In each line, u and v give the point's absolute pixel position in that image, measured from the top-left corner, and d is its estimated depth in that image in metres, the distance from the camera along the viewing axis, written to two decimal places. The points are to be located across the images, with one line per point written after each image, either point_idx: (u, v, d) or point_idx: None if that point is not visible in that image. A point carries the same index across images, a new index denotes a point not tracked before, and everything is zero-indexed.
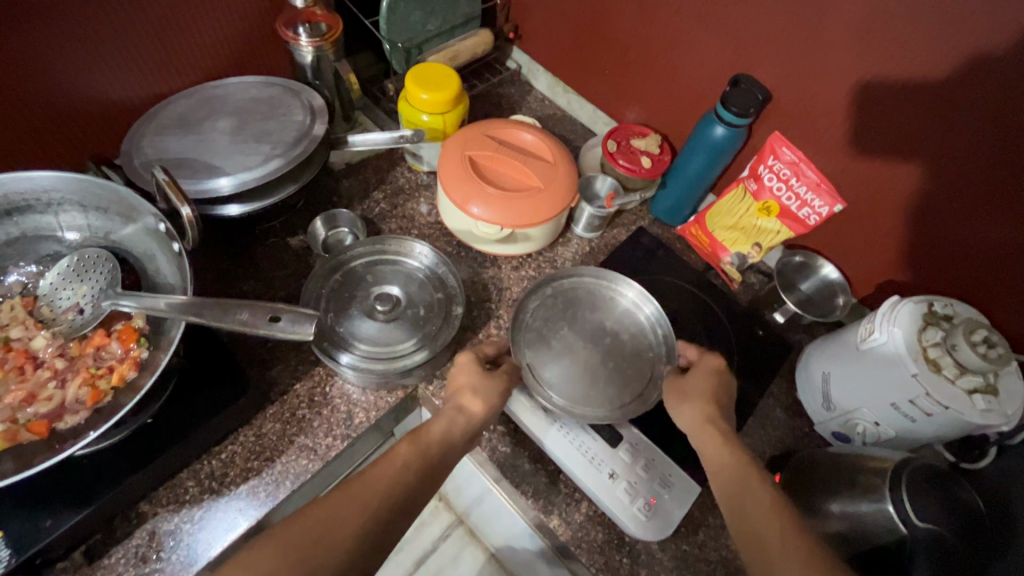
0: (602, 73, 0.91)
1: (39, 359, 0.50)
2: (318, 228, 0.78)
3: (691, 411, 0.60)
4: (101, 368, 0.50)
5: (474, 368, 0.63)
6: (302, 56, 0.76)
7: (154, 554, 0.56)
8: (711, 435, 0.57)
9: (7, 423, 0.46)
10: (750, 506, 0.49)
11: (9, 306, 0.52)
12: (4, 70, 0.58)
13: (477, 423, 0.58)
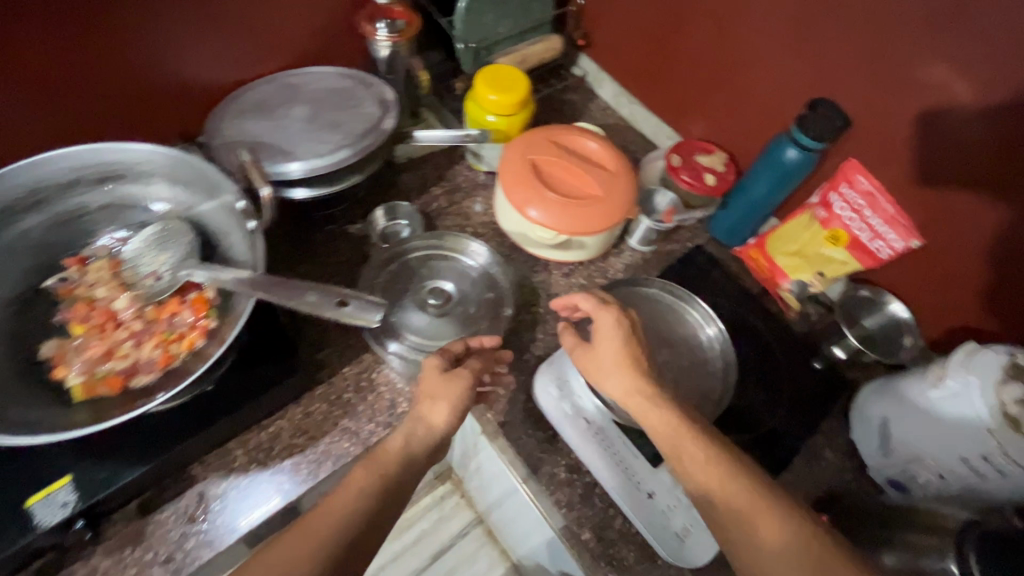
0: (671, 86, 0.90)
1: (120, 319, 0.53)
2: (378, 217, 0.79)
3: (624, 391, 0.56)
4: (173, 333, 0.53)
5: (435, 375, 0.56)
6: (379, 50, 0.78)
7: (200, 516, 0.58)
8: (663, 422, 0.53)
9: (86, 375, 0.50)
10: (728, 513, 0.47)
11: (98, 267, 0.55)
12: (111, 47, 0.62)
13: (438, 436, 0.53)
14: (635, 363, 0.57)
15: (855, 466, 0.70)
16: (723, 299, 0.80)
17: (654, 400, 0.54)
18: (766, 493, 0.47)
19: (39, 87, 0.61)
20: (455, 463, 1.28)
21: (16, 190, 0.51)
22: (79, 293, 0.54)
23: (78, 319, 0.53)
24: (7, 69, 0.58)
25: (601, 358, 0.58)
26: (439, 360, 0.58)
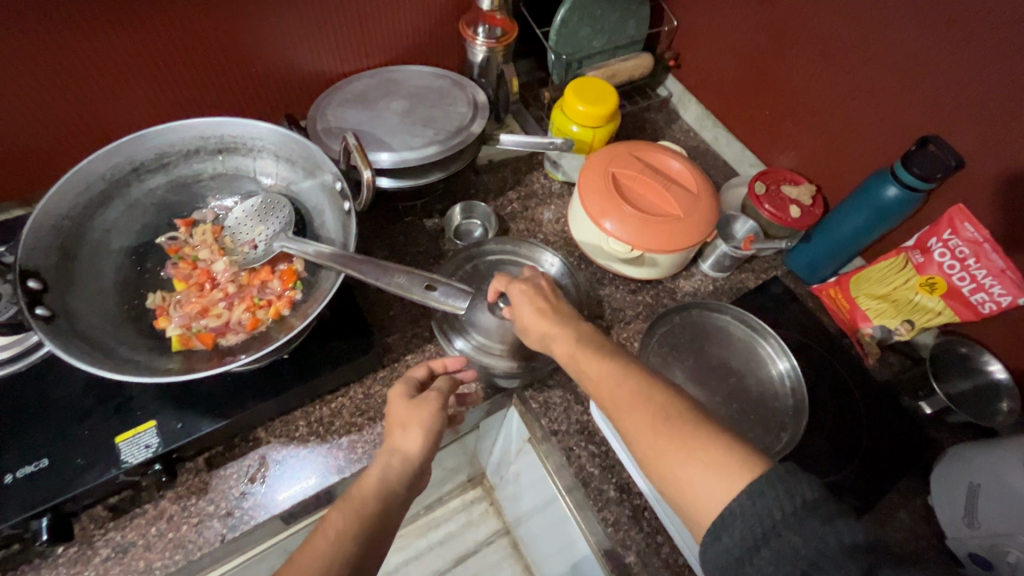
0: (761, 113, 0.88)
1: (217, 281, 0.57)
2: (454, 215, 0.81)
3: (538, 326, 0.55)
4: (262, 300, 0.56)
5: (401, 404, 0.54)
6: (475, 54, 0.80)
7: (261, 478, 0.60)
8: (575, 350, 0.52)
9: (183, 328, 0.53)
10: (631, 426, 0.45)
11: (202, 231, 0.59)
12: (238, 30, 0.67)
13: (416, 462, 0.50)
14: (545, 299, 0.57)
15: (932, 534, 0.64)
16: (797, 335, 0.76)
17: (567, 332, 0.54)
18: (662, 399, 0.45)
19: (174, 62, 0.67)
20: (490, 469, 1.29)
21: (146, 152, 0.56)
22: (184, 252, 0.58)
23: (180, 277, 0.57)
24: (151, 45, 0.64)
25: (519, 314, 0.56)
26: (405, 387, 0.56)
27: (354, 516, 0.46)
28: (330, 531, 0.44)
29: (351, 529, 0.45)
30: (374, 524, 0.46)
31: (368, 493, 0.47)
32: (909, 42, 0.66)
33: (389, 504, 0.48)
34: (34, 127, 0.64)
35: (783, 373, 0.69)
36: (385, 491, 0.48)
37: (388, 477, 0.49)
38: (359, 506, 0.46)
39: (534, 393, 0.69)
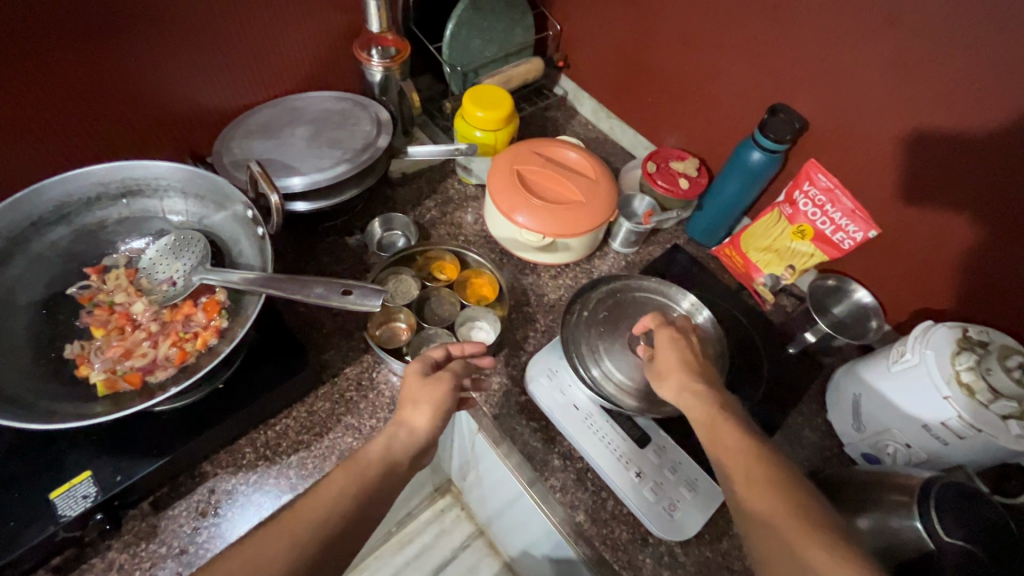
0: (644, 100, 0.97)
1: (137, 322, 0.58)
2: (375, 228, 0.85)
3: (686, 392, 0.57)
4: (188, 333, 0.57)
5: (417, 380, 0.57)
6: (372, 74, 0.84)
7: (212, 510, 0.61)
8: (711, 418, 0.53)
9: (107, 372, 0.53)
10: (756, 501, 0.46)
11: (116, 276, 0.59)
12: (124, 76, 0.68)
13: (424, 437, 0.54)
14: (678, 364, 0.60)
15: (833, 445, 0.74)
16: (703, 293, 0.85)
17: (712, 405, 0.55)
18: (795, 487, 0.46)
19: (62, 116, 0.66)
20: (455, 475, 1.31)
21: (44, 205, 0.56)
22: (99, 299, 0.58)
23: (96, 322, 0.57)
24: (38, 101, 0.63)
25: (659, 359, 0.61)
26: (421, 365, 0.59)
27: (356, 478, 0.49)
28: (331, 488, 0.47)
29: (349, 493, 0.47)
30: (375, 489, 0.49)
31: (370, 464, 0.50)
32: (749, 27, 0.76)
33: (393, 472, 0.51)
34: None
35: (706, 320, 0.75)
36: (389, 458, 0.51)
37: (391, 449, 0.52)
38: (358, 474, 0.49)
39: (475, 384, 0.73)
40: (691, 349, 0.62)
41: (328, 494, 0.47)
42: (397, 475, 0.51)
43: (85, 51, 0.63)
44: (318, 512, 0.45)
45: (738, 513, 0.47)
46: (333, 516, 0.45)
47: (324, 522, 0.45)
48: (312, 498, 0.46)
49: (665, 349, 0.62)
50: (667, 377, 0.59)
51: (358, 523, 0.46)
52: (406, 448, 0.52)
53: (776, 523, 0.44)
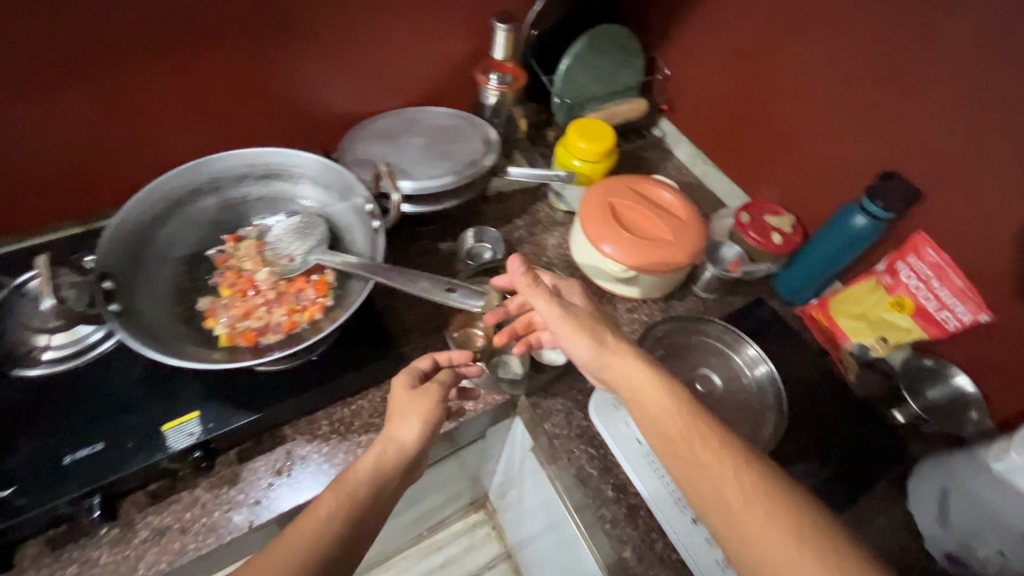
0: (745, 152, 0.97)
1: (258, 288, 0.64)
2: (467, 238, 0.89)
3: (638, 379, 0.55)
4: (298, 304, 0.63)
5: (404, 394, 0.60)
6: (488, 97, 0.90)
7: (286, 470, 0.66)
8: (674, 412, 0.52)
9: (228, 327, 0.61)
10: (748, 516, 0.45)
11: (248, 245, 0.67)
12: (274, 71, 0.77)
13: (411, 451, 0.56)
14: (615, 342, 0.58)
15: (911, 536, 0.69)
16: (783, 351, 0.82)
17: (666, 394, 0.53)
18: (782, 488, 0.47)
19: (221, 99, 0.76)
20: (492, 492, 1.34)
21: (203, 177, 0.65)
22: (231, 263, 0.66)
23: (224, 283, 0.64)
24: (205, 85, 0.74)
25: (587, 334, 0.59)
26: (407, 377, 0.62)
27: (346, 499, 0.50)
28: (321, 510, 0.49)
29: (339, 513, 0.49)
30: (363, 508, 0.50)
31: (362, 480, 0.52)
32: (869, 90, 0.76)
33: (383, 490, 0.53)
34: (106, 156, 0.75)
35: (763, 376, 0.73)
36: (381, 473, 0.54)
37: (382, 464, 0.54)
38: (349, 492, 0.51)
39: (538, 402, 0.75)
40: (609, 320, 0.61)
41: (316, 521, 0.48)
42: (389, 489, 0.54)
43: (254, 47, 0.74)
44: (307, 529, 0.47)
45: (725, 527, 0.47)
46: (326, 538, 0.47)
47: (313, 543, 0.46)
48: (303, 521, 0.48)
49: (596, 322, 0.60)
50: (613, 361, 0.57)
51: (349, 543, 0.48)
52: (395, 463, 0.55)
53: (747, 511, 0.46)
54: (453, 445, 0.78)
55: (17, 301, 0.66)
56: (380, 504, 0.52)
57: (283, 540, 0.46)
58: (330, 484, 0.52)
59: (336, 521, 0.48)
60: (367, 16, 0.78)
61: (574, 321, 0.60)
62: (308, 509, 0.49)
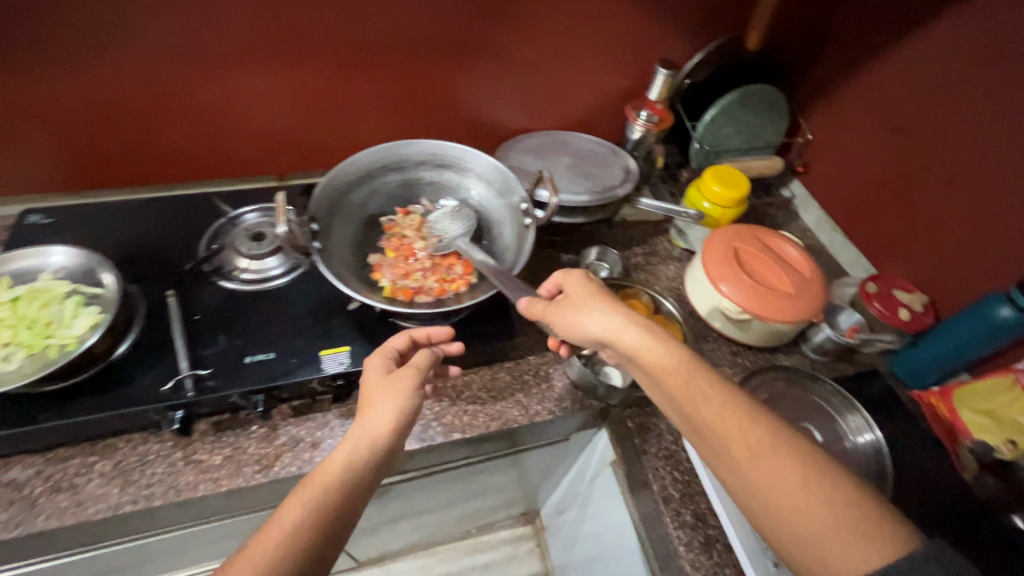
0: (879, 224, 0.97)
1: (416, 256, 0.75)
2: (590, 254, 0.95)
3: (639, 338, 0.56)
4: (449, 276, 0.74)
5: (380, 376, 0.60)
6: (633, 131, 0.99)
7: (402, 418, 0.74)
8: (679, 368, 0.53)
9: (392, 282, 0.72)
10: (750, 464, 0.46)
11: (412, 219, 0.78)
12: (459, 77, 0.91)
13: (383, 446, 0.54)
14: (609, 303, 0.60)
15: None
16: (893, 428, 0.79)
17: (669, 349, 0.55)
18: (787, 436, 0.47)
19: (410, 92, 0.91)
20: (546, 510, 1.36)
21: (394, 157, 0.77)
22: (396, 231, 0.77)
23: (390, 245, 0.75)
24: (401, 79, 0.90)
25: (586, 309, 0.60)
26: (383, 362, 0.62)
27: (314, 509, 0.48)
28: (284, 523, 0.47)
29: (305, 524, 0.47)
30: (331, 520, 0.48)
31: (331, 484, 0.50)
32: None
33: (352, 494, 0.51)
34: (312, 122, 0.93)
35: (866, 444, 0.70)
36: (350, 474, 0.51)
37: (353, 465, 0.52)
38: (318, 499, 0.49)
39: (631, 415, 0.79)
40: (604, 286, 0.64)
41: (276, 535, 0.46)
42: (362, 489, 0.51)
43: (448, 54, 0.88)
44: (267, 552, 0.45)
45: (736, 479, 0.47)
46: (289, 553, 0.45)
47: (269, 566, 0.44)
48: (265, 536, 0.46)
49: (594, 291, 0.62)
50: (610, 323, 0.59)
51: (316, 557, 0.46)
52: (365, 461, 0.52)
53: (752, 454, 0.47)
54: (538, 439, 0.83)
55: (230, 228, 0.82)
56: (348, 508, 0.50)
57: (239, 564, 0.44)
58: (298, 486, 0.50)
59: (301, 537, 0.46)
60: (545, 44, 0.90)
61: (566, 301, 0.63)
62: (276, 517, 0.47)
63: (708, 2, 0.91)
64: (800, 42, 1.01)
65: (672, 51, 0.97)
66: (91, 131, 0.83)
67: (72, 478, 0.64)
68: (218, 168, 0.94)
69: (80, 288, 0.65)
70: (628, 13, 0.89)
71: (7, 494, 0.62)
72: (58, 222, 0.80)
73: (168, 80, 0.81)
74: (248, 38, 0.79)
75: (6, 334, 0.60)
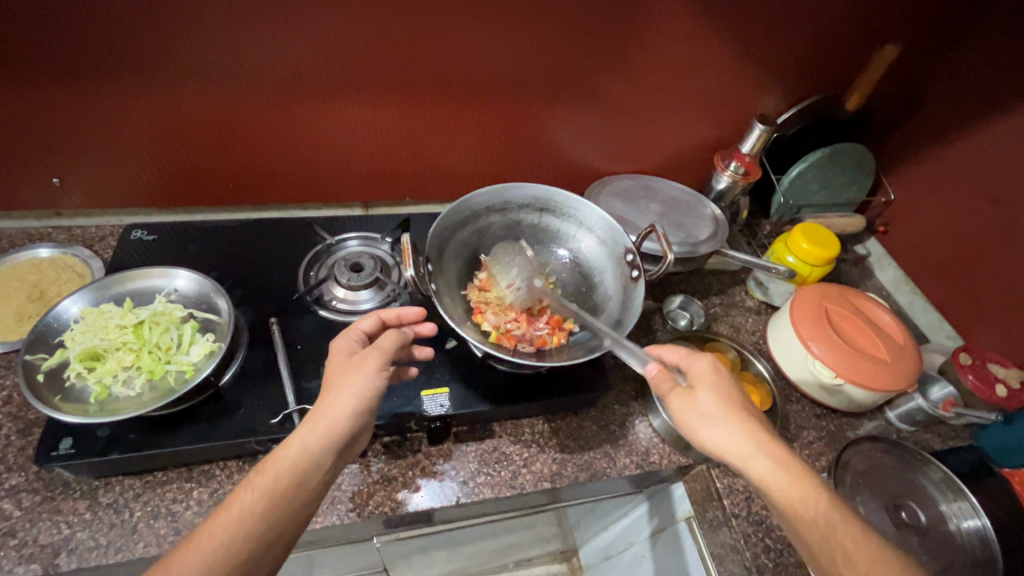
0: (966, 293, 0.95)
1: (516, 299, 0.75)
2: (672, 302, 0.96)
3: (772, 471, 0.53)
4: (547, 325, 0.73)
5: (341, 359, 0.59)
6: (718, 181, 1.00)
7: (491, 462, 0.73)
8: (819, 515, 0.51)
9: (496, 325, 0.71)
10: None
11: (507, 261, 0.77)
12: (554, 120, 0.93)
13: (341, 435, 0.54)
14: (740, 419, 0.56)
15: None
16: None
17: (810, 490, 0.52)
18: None
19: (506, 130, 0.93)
20: (586, 551, 1.34)
21: (501, 200, 0.77)
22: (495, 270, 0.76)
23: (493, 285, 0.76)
24: (498, 118, 0.91)
25: (718, 425, 0.56)
26: (348, 345, 0.60)
27: (264, 498, 0.49)
28: (234, 508, 0.49)
29: (257, 511, 0.49)
30: (282, 510, 0.50)
31: (284, 472, 0.51)
32: None
33: (305, 482, 0.51)
34: (407, 154, 0.94)
35: (972, 530, 0.69)
36: (305, 462, 0.52)
37: (309, 451, 0.52)
38: (270, 487, 0.50)
39: (718, 474, 0.77)
40: (734, 393, 0.59)
41: (227, 521, 0.48)
42: (315, 474, 0.52)
43: (547, 98, 0.89)
44: (218, 539, 0.47)
45: None
46: (242, 540, 0.47)
47: (221, 549, 0.47)
48: (217, 518, 0.48)
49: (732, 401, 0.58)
50: (740, 445, 0.55)
51: (265, 543, 0.48)
52: (323, 450, 0.52)
53: None
54: (617, 489, 0.82)
55: (327, 255, 0.83)
56: (300, 495, 0.51)
57: (191, 547, 0.46)
58: (254, 470, 0.51)
59: (250, 524, 0.48)
60: (641, 93, 0.91)
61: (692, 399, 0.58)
62: (231, 498, 0.49)
63: (809, 61, 0.91)
64: (892, 104, 1.01)
65: (765, 105, 0.97)
66: (197, 152, 0.85)
67: (169, 504, 0.63)
68: (310, 193, 0.96)
69: (195, 313, 0.68)
70: (729, 67, 0.89)
71: (108, 516, 0.61)
72: (160, 239, 0.82)
73: (274, 109, 0.82)
74: (359, 75, 0.80)
75: (128, 359, 0.62)
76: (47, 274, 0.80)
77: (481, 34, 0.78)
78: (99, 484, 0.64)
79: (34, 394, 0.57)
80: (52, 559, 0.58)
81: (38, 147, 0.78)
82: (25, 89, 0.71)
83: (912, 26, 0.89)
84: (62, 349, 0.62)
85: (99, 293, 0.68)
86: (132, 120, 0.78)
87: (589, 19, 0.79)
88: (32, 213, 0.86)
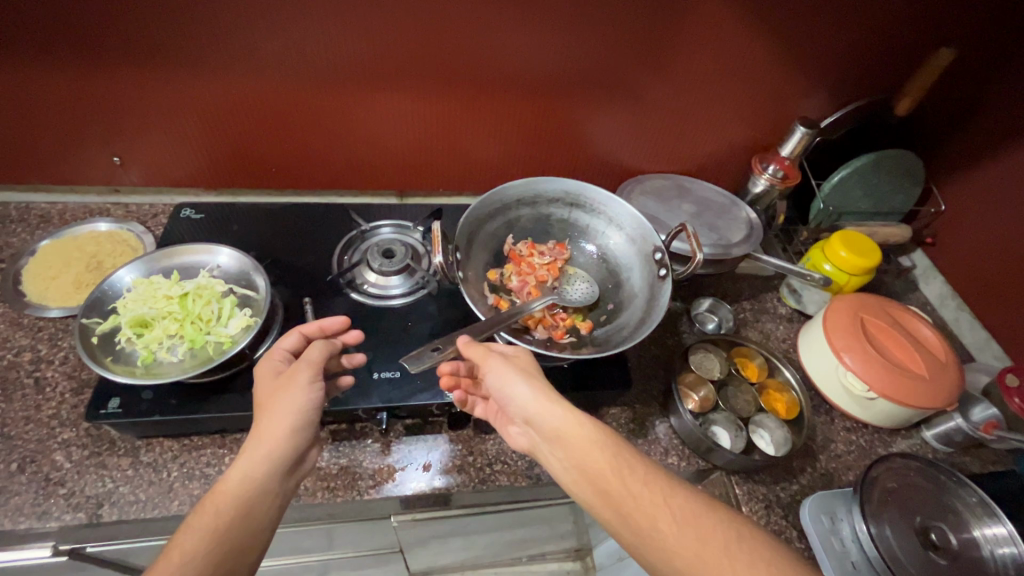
0: (1019, 313, 0.90)
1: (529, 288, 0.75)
2: (701, 304, 0.95)
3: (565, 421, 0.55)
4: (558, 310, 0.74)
5: (268, 375, 0.59)
6: (755, 184, 0.98)
7: (506, 451, 0.74)
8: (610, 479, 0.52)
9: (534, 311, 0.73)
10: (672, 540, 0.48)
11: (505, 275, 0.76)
12: (588, 116, 0.93)
13: (278, 459, 0.53)
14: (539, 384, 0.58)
15: None
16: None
17: (592, 437, 0.54)
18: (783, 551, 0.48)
19: (538, 123, 0.94)
20: (601, 550, 1.33)
21: (532, 191, 0.78)
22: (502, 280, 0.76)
23: (517, 263, 0.77)
24: (532, 112, 0.92)
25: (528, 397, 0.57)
26: (274, 364, 0.60)
27: (206, 535, 0.48)
28: (173, 555, 0.47)
29: (200, 551, 0.47)
30: (229, 543, 0.48)
31: (223, 505, 0.49)
32: None
33: (251, 511, 0.50)
34: (441, 146, 0.96)
35: (1005, 556, 0.66)
36: (247, 488, 0.51)
37: (249, 482, 0.51)
38: (207, 520, 0.48)
39: (736, 481, 0.75)
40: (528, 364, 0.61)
41: (167, 568, 0.46)
42: (263, 500, 0.51)
43: (581, 93, 0.89)
44: None
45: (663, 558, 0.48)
46: None
47: None
48: (157, 568, 0.46)
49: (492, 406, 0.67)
50: (529, 395, 0.57)
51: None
52: (264, 474, 0.52)
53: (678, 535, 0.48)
54: None
55: (360, 240, 0.86)
56: (248, 524, 0.50)
57: None
58: (191, 513, 0.49)
59: (192, 567, 0.46)
60: (677, 92, 0.90)
61: (511, 362, 0.60)
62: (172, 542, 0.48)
63: (857, 63, 0.88)
64: (946, 110, 0.96)
65: (807, 108, 0.95)
66: (240, 137, 0.89)
67: (203, 467, 0.67)
68: (345, 180, 0.99)
69: (234, 289, 0.72)
70: (771, 67, 0.87)
71: (148, 474, 0.66)
72: (207, 218, 0.86)
73: (314, 100, 0.85)
74: (397, 67, 0.82)
75: (172, 327, 0.67)
76: (104, 246, 0.85)
77: (518, 29, 0.79)
78: (141, 443, 0.68)
79: (88, 355, 0.61)
80: (97, 510, 0.62)
81: (98, 128, 0.83)
82: (87, 71, 0.76)
83: (971, 27, 0.85)
84: (116, 314, 0.66)
85: (150, 265, 0.73)
86: (182, 104, 0.82)
87: (627, 17, 0.79)
88: (93, 188, 0.92)
